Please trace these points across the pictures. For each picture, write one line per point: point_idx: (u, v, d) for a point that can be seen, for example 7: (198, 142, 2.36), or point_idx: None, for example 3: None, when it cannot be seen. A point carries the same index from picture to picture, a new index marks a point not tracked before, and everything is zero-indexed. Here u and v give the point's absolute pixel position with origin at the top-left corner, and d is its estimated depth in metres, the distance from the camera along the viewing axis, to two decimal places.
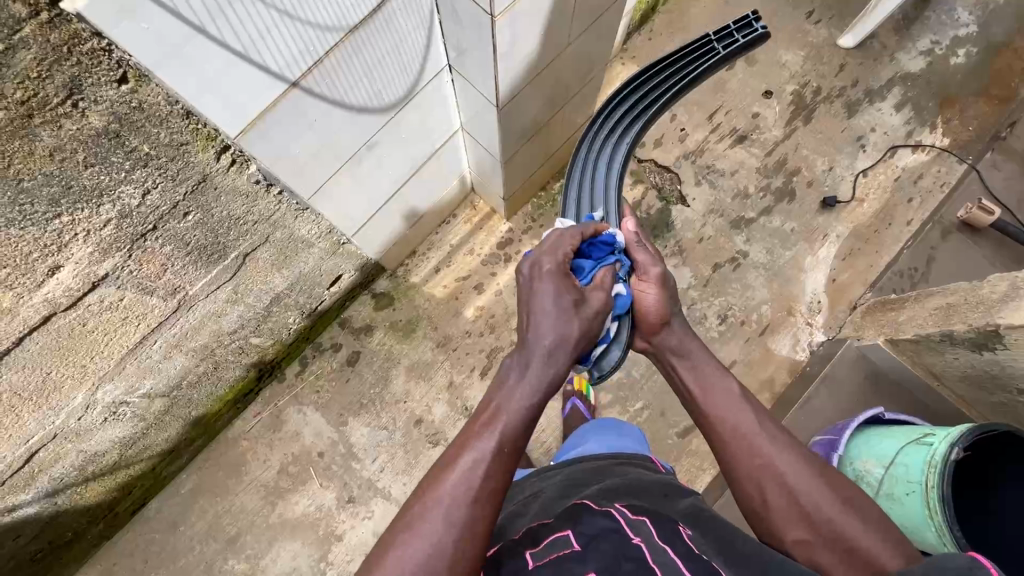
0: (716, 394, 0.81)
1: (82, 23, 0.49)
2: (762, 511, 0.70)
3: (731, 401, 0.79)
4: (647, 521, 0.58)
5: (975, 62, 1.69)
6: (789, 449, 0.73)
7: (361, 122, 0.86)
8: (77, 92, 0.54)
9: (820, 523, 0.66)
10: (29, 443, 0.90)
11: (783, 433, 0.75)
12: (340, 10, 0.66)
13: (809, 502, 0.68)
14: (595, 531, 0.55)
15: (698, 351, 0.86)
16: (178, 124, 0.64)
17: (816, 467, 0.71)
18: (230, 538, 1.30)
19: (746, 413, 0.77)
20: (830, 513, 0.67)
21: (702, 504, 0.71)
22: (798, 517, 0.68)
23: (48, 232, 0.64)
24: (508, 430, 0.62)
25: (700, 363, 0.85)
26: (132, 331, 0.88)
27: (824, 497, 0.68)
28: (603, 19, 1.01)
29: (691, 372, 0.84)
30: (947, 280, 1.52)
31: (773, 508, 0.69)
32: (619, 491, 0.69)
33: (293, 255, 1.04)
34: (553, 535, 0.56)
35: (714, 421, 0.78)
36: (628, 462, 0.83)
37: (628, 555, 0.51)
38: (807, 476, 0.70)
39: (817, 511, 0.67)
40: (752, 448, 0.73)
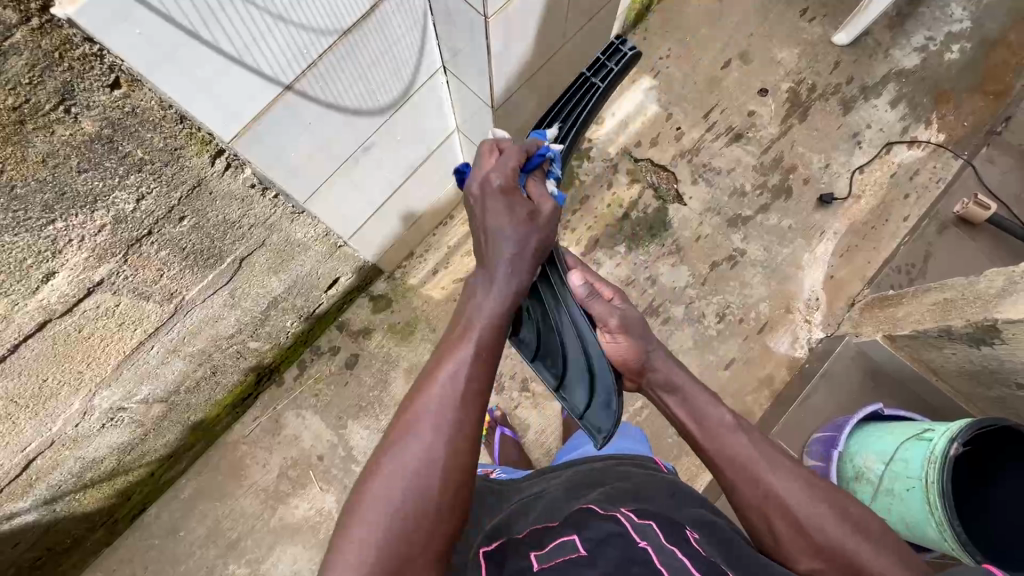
0: (712, 427, 0.79)
1: (73, 29, 0.48)
2: (771, 542, 0.70)
3: (729, 434, 0.77)
4: (653, 525, 0.57)
5: (969, 57, 1.69)
6: (793, 477, 0.72)
7: (356, 124, 0.85)
8: (70, 98, 0.54)
9: (829, 550, 0.66)
10: (27, 450, 0.90)
11: (784, 459, 0.75)
12: (334, 13, 0.66)
13: (817, 529, 0.67)
14: (601, 535, 0.55)
15: (690, 384, 0.84)
16: (172, 129, 0.64)
17: (820, 491, 0.71)
18: (230, 542, 1.30)
19: (745, 445, 0.76)
20: (838, 538, 0.67)
21: (710, 514, 0.70)
22: (808, 547, 0.67)
23: (42, 238, 0.63)
24: (482, 338, 0.68)
25: (692, 397, 0.83)
26: (129, 336, 0.87)
27: (831, 522, 0.68)
28: (597, 18, 1.01)
29: (684, 406, 0.83)
30: (944, 275, 1.52)
31: (785, 538, 0.69)
32: (621, 493, 0.68)
33: (290, 258, 1.04)
34: (559, 539, 0.56)
35: (713, 455, 0.77)
36: (627, 462, 0.83)
37: (635, 558, 0.51)
38: (812, 503, 0.69)
39: (826, 538, 0.67)
40: (755, 479, 0.72)
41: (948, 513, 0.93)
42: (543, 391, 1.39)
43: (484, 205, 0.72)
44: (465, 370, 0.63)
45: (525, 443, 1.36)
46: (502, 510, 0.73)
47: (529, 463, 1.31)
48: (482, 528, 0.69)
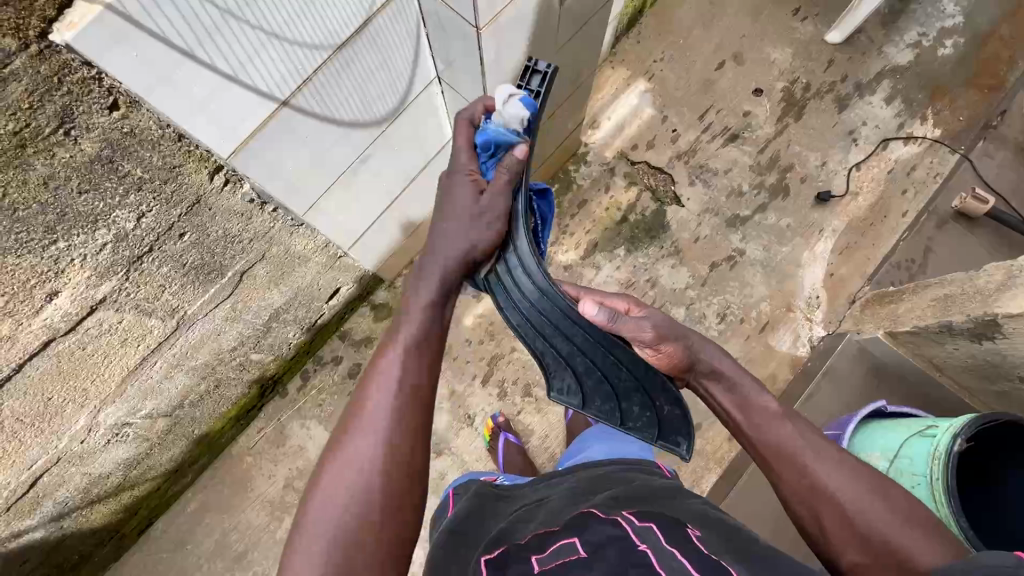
0: (758, 414, 0.79)
1: (71, 54, 0.49)
2: (817, 532, 0.69)
3: (777, 424, 0.77)
4: (654, 527, 0.58)
5: (962, 52, 1.70)
6: (841, 468, 0.72)
7: (353, 136, 0.86)
8: (69, 120, 0.54)
9: (875, 541, 0.65)
10: (33, 467, 0.90)
11: (829, 446, 0.75)
12: (327, 28, 0.67)
13: (862, 520, 0.67)
14: (600, 538, 0.56)
15: (741, 379, 0.82)
16: (170, 147, 0.64)
17: (868, 481, 0.70)
18: (238, 555, 1.30)
19: (793, 434, 0.76)
20: (884, 528, 0.66)
21: (717, 512, 0.70)
22: (853, 538, 0.66)
23: (44, 259, 0.64)
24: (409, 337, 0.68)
25: (738, 386, 0.82)
26: (132, 353, 0.88)
27: (878, 514, 0.67)
28: (590, 24, 1.02)
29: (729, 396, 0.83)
30: (944, 270, 1.52)
31: (829, 529, 0.68)
32: (625, 496, 0.68)
33: (290, 270, 1.05)
34: (559, 542, 0.57)
35: (759, 446, 0.77)
36: (630, 466, 0.83)
37: (634, 560, 0.51)
38: (859, 495, 0.68)
39: (871, 529, 0.66)
40: (799, 467, 0.73)
41: (953, 509, 0.92)
42: (546, 395, 1.40)
43: (451, 217, 0.73)
44: (391, 411, 0.62)
45: (529, 448, 1.36)
46: (504, 519, 0.73)
47: (533, 468, 1.31)
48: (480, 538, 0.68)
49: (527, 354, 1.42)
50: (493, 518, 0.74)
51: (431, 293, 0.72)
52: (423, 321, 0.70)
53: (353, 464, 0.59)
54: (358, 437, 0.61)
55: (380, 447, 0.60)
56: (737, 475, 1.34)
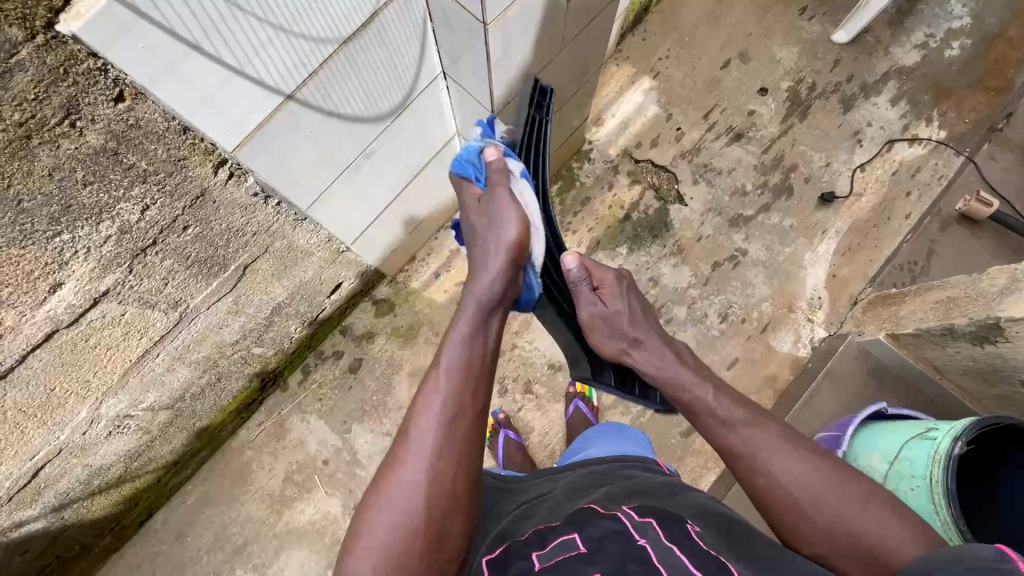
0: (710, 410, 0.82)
1: (78, 45, 0.49)
2: (782, 526, 0.71)
3: (736, 423, 0.79)
4: (654, 524, 0.57)
5: (969, 54, 1.69)
6: (801, 460, 0.73)
7: (358, 131, 0.86)
8: (75, 112, 0.54)
9: (836, 528, 0.67)
10: (35, 458, 0.91)
11: (783, 437, 0.76)
12: (334, 22, 0.67)
13: (823, 510, 0.68)
14: (602, 533, 0.55)
15: (688, 372, 0.88)
16: (175, 139, 0.64)
17: (821, 466, 0.72)
18: (237, 547, 1.30)
19: (751, 431, 0.77)
20: (840, 513, 0.67)
21: (715, 504, 0.70)
22: (816, 530, 0.68)
23: (49, 250, 0.64)
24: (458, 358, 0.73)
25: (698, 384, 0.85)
26: (135, 345, 0.88)
27: (838, 502, 0.68)
28: (597, 20, 1.01)
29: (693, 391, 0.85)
30: (946, 273, 1.52)
31: (790, 522, 0.70)
32: (625, 493, 0.68)
33: (293, 264, 1.05)
34: (560, 538, 0.57)
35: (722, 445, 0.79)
36: (631, 464, 0.83)
37: (634, 557, 0.51)
38: (820, 484, 0.70)
39: (833, 518, 0.67)
40: (757, 464, 0.74)
41: (952, 510, 0.92)
42: (546, 393, 1.40)
43: (486, 247, 0.84)
44: (444, 431, 0.66)
45: (529, 445, 1.36)
46: (506, 516, 0.73)
47: (532, 465, 1.31)
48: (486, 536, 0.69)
49: (528, 351, 1.42)
50: (496, 514, 0.75)
51: (472, 324, 0.76)
52: (470, 344, 0.74)
53: (410, 480, 0.62)
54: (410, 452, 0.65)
55: (433, 461, 0.64)
56: (736, 475, 1.34)
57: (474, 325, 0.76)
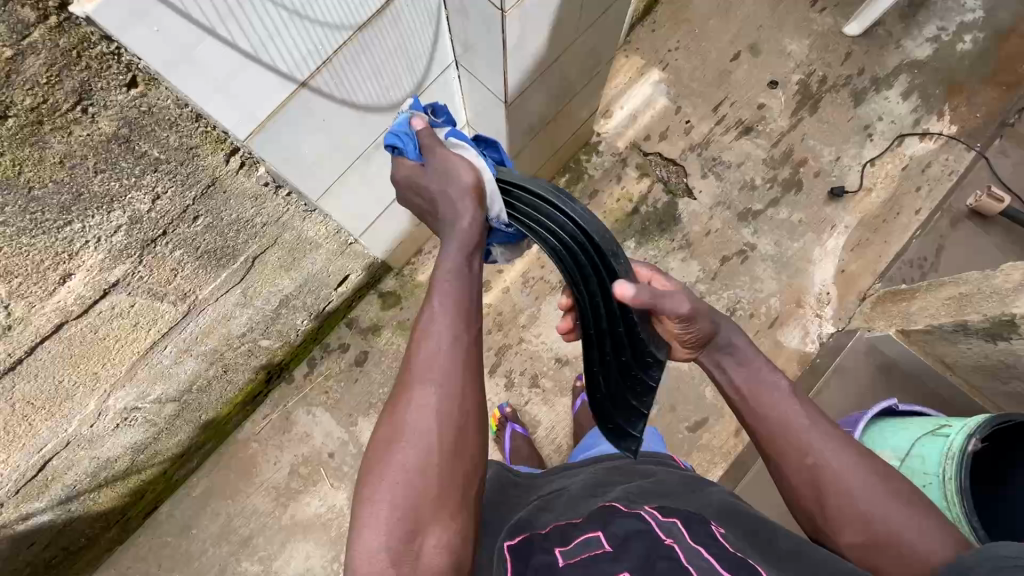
0: (760, 386, 0.72)
1: (91, 27, 0.47)
2: (815, 510, 0.66)
3: (776, 399, 0.71)
4: (678, 523, 0.57)
5: (981, 48, 1.67)
6: (844, 447, 0.67)
7: (369, 120, 0.84)
8: (87, 97, 0.53)
9: (879, 520, 0.63)
10: (42, 451, 0.90)
11: (832, 425, 0.69)
12: (348, 8, 0.65)
13: (868, 500, 0.63)
14: (626, 531, 0.55)
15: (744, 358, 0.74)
16: (188, 127, 0.63)
17: (870, 460, 0.67)
18: (243, 540, 1.30)
19: (795, 410, 0.69)
20: (885, 511, 0.63)
21: (732, 501, 0.70)
22: (853, 520, 0.64)
23: (59, 240, 0.63)
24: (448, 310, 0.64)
25: (744, 359, 0.74)
26: (143, 337, 0.87)
27: (880, 492, 0.64)
28: (611, 10, 0.99)
29: (739, 370, 0.74)
30: (956, 269, 1.51)
31: (830, 511, 0.65)
32: (643, 491, 0.68)
33: (301, 256, 1.03)
34: (584, 535, 0.56)
35: (759, 421, 0.71)
36: (646, 459, 0.83)
37: (661, 554, 0.50)
38: (864, 473, 0.65)
39: (874, 508, 0.63)
40: (804, 447, 0.67)
41: (965, 508, 0.92)
42: (554, 387, 1.39)
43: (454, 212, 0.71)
44: (439, 384, 0.58)
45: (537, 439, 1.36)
46: (524, 507, 0.72)
47: (539, 459, 1.31)
48: (502, 524, 0.67)
49: (535, 345, 1.41)
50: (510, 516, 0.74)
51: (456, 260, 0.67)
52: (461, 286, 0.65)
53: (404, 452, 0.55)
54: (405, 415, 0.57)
55: (433, 418, 0.56)
56: (743, 470, 1.34)
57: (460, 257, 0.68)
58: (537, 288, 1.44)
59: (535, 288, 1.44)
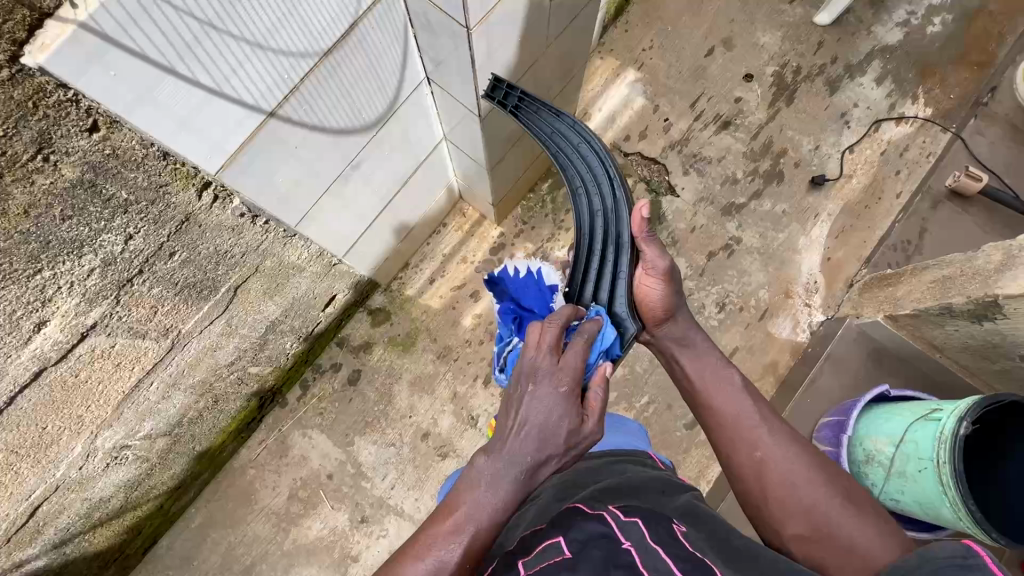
0: (719, 384, 0.84)
1: (45, 76, 0.47)
2: (760, 501, 0.75)
3: (734, 396, 0.82)
4: (641, 523, 0.56)
5: (951, 29, 1.69)
6: (790, 442, 0.77)
7: (344, 143, 0.84)
8: (48, 145, 0.52)
9: (817, 516, 0.70)
10: (31, 497, 0.88)
11: (782, 423, 0.79)
12: (312, 35, 0.64)
13: (808, 497, 0.72)
14: (587, 536, 0.54)
15: (711, 359, 0.88)
16: (155, 166, 0.62)
17: (815, 458, 0.75)
18: (246, 568, 1.29)
19: (749, 407, 0.80)
20: (826, 505, 0.71)
21: (699, 505, 0.70)
22: (795, 510, 0.72)
23: (30, 289, 0.62)
24: (474, 542, 0.62)
25: (704, 356, 0.88)
26: (128, 375, 0.86)
27: (818, 489, 0.72)
28: (581, 16, 1.00)
29: (694, 363, 0.88)
30: (940, 250, 1.52)
31: (774, 500, 0.73)
32: (617, 490, 0.68)
33: (285, 281, 1.03)
34: (546, 542, 0.55)
35: (717, 415, 0.82)
36: (625, 459, 0.82)
37: (619, 562, 0.49)
38: (806, 470, 0.74)
39: (814, 505, 0.71)
40: (753, 441, 0.77)
41: (961, 492, 0.94)
42: None
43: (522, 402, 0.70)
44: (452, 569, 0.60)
45: None
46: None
47: None
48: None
49: None
50: None
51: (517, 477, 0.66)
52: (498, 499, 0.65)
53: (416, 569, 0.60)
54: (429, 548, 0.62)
55: None
56: None
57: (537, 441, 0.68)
58: None
59: None
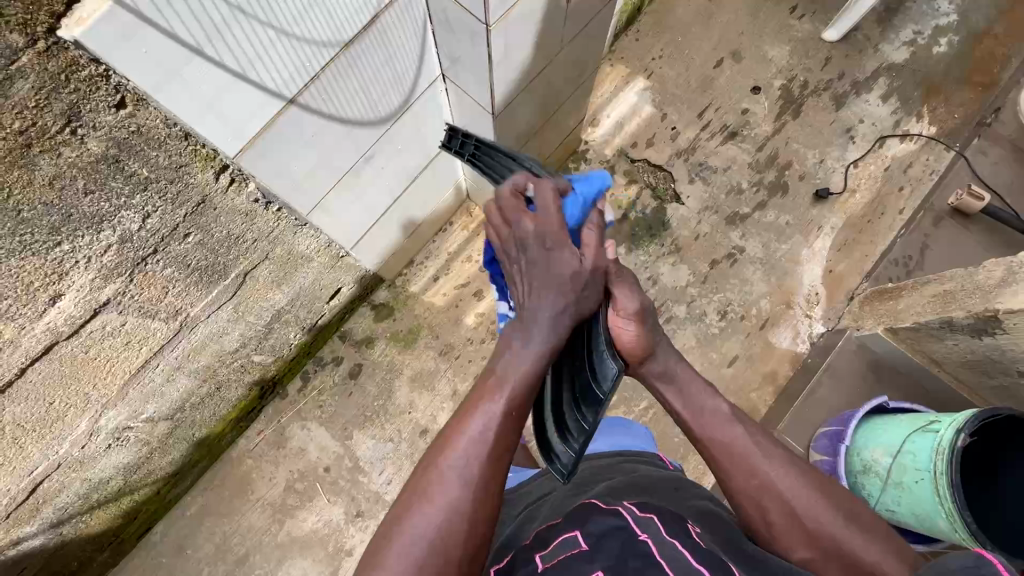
0: (707, 416, 0.77)
1: (79, 51, 0.48)
2: (763, 530, 0.68)
3: (723, 424, 0.76)
4: (656, 519, 0.56)
5: (956, 50, 1.71)
6: (785, 463, 0.71)
7: (359, 135, 0.85)
8: (76, 119, 0.53)
9: (824, 540, 0.65)
10: (33, 474, 0.89)
11: (776, 446, 0.73)
12: (335, 25, 0.66)
13: (812, 521, 0.66)
14: (603, 530, 0.54)
15: (695, 390, 0.80)
16: (177, 146, 0.63)
17: (813, 478, 0.70)
18: (239, 558, 1.28)
19: (741, 435, 0.74)
20: (832, 527, 0.65)
21: (714, 507, 0.71)
22: (801, 535, 0.66)
23: (49, 261, 0.63)
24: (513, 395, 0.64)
25: (689, 390, 0.80)
26: (135, 356, 0.87)
27: (821, 508, 0.67)
28: (594, 21, 1.01)
29: (680, 397, 0.80)
30: (941, 266, 1.53)
31: (777, 528, 0.67)
32: (629, 489, 0.69)
33: (293, 271, 1.03)
34: (561, 536, 0.55)
35: (706, 445, 0.75)
36: (633, 459, 0.83)
37: (636, 553, 0.50)
38: (806, 491, 0.68)
39: (819, 528, 0.65)
40: (748, 468, 0.71)
41: (958, 504, 0.94)
42: None
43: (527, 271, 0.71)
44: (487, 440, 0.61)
45: (533, 445, 1.35)
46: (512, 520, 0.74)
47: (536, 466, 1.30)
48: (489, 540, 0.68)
49: None
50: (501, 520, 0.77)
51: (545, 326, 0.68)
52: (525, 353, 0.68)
53: (432, 506, 0.56)
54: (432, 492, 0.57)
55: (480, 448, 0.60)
56: None
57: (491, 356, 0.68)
58: None
59: None
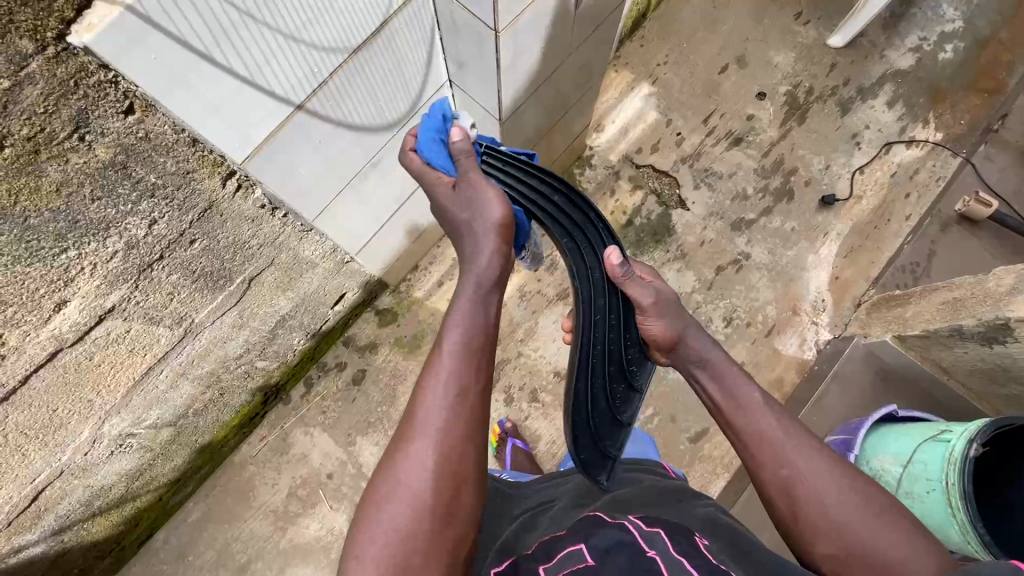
0: (741, 401, 0.73)
1: (88, 56, 0.48)
2: (790, 524, 0.65)
3: (755, 410, 0.72)
4: (662, 533, 0.55)
5: (962, 56, 1.71)
6: (817, 453, 0.67)
7: (366, 140, 0.85)
8: (84, 125, 0.53)
9: (851, 535, 0.61)
10: (35, 482, 0.88)
11: (809, 436, 0.69)
12: (345, 30, 0.66)
13: (840, 515, 0.62)
14: (609, 544, 0.53)
15: (730, 374, 0.76)
16: (184, 152, 0.63)
17: (845, 471, 0.66)
18: (240, 565, 1.27)
19: (772, 423, 0.70)
20: (859, 522, 0.62)
21: (722, 515, 0.70)
22: (826, 529, 0.63)
23: (54, 267, 0.62)
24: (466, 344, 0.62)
25: (726, 374, 0.77)
26: (139, 362, 0.86)
27: (854, 504, 0.63)
28: (601, 28, 1.01)
29: (715, 380, 0.77)
30: (948, 273, 1.52)
31: (803, 521, 0.64)
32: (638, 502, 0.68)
33: (298, 277, 1.03)
34: (567, 549, 0.55)
35: (737, 432, 0.72)
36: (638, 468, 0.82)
37: (642, 569, 0.49)
38: (836, 484, 0.64)
39: (846, 522, 0.62)
40: (778, 458, 0.67)
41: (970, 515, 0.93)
42: (553, 401, 1.38)
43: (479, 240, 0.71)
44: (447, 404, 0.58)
45: (537, 453, 1.34)
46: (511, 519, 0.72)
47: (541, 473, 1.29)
48: (489, 544, 0.67)
49: (534, 359, 1.40)
50: None
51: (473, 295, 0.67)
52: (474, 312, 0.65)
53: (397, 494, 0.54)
54: (403, 465, 0.55)
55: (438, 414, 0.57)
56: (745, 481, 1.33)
57: (477, 298, 0.66)
58: (534, 301, 1.44)
59: (531, 302, 1.44)
